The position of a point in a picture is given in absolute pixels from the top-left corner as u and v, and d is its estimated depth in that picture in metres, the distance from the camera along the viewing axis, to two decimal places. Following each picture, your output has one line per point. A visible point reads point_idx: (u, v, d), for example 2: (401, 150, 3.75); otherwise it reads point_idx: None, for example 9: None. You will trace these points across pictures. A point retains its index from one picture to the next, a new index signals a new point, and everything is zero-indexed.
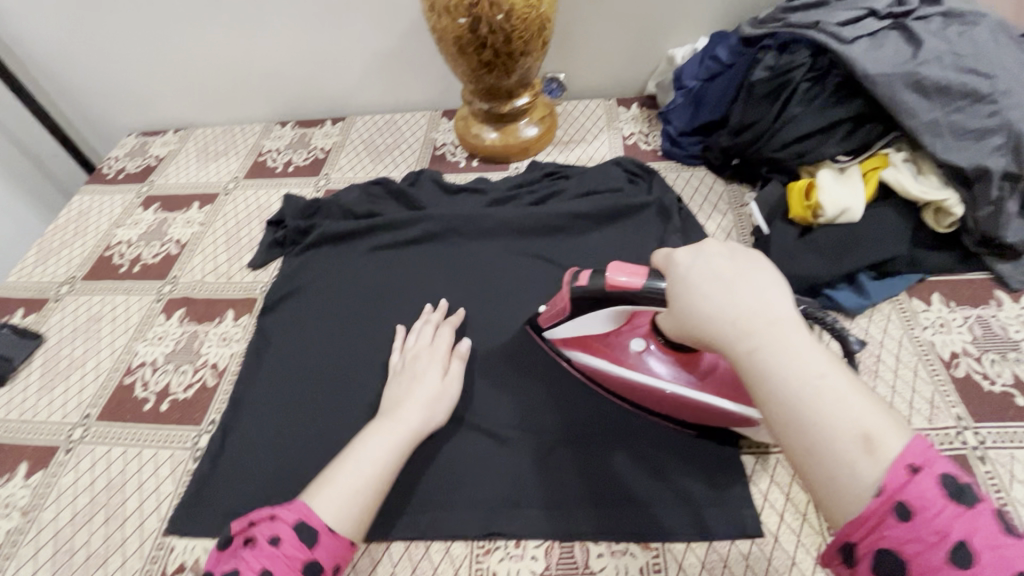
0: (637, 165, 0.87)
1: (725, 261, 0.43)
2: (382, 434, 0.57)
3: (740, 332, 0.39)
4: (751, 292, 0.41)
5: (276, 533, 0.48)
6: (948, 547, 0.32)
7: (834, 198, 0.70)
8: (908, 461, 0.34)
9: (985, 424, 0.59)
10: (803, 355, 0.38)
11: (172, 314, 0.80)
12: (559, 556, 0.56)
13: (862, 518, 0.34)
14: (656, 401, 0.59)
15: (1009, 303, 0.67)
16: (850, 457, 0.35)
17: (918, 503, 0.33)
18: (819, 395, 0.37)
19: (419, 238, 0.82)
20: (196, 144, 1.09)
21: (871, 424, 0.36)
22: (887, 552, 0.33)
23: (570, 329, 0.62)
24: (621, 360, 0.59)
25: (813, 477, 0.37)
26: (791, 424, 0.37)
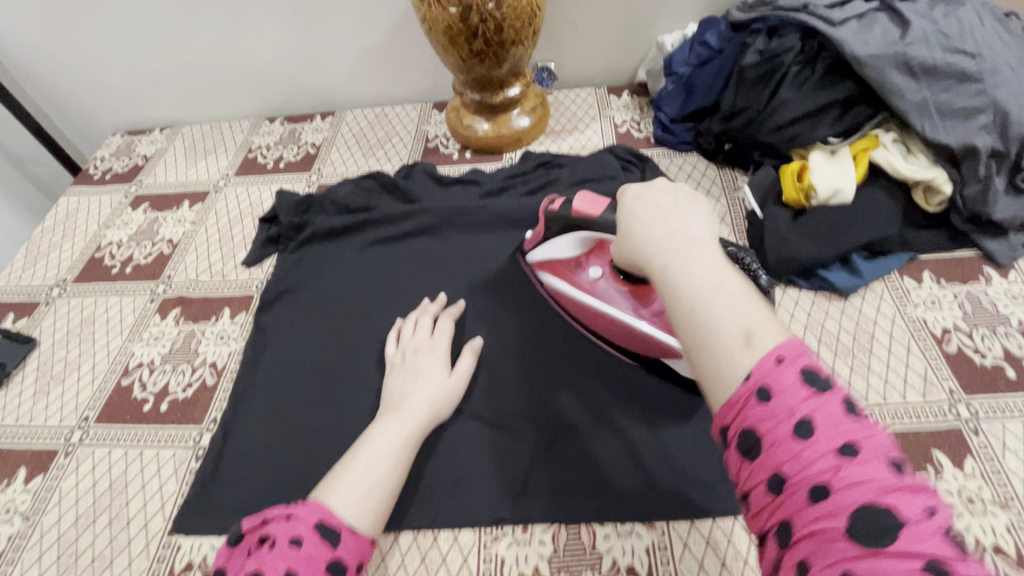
0: (629, 152, 0.88)
1: (665, 193, 0.46)
2: (391, 428, 0.58)
3: (658, 250, 0.42)
4: (678, 217, 0.43)
5: (296, 533, 0.48)
6: (796, 423, 0.32)
7: (825, 179, 0.71)
8: (778, 351, 0.34)
9: (977, 397, 0.60)
10: (708, 266, 0.39)
11: (167, 314, 0.79)
12: (567, 540, 0.56)
13: (728, 401, 0.35)
14: (605, 326, 0.65)
15: (997, 279, 0.69)
16: (730, 350, 0.35)
17: (776, 385, 0.33)
18: (713, 298, 0.37)
19: (415, 231, 0.82)
20: (184, 142, 1.08)
21: (755, 324, 0.36)
22: (746, 430, 0.34)
23: (544, 253, 0.70)
24: (577, 284, 0.66)
25: (701, 373, 0.37)
26: (685, 323, 0.38)
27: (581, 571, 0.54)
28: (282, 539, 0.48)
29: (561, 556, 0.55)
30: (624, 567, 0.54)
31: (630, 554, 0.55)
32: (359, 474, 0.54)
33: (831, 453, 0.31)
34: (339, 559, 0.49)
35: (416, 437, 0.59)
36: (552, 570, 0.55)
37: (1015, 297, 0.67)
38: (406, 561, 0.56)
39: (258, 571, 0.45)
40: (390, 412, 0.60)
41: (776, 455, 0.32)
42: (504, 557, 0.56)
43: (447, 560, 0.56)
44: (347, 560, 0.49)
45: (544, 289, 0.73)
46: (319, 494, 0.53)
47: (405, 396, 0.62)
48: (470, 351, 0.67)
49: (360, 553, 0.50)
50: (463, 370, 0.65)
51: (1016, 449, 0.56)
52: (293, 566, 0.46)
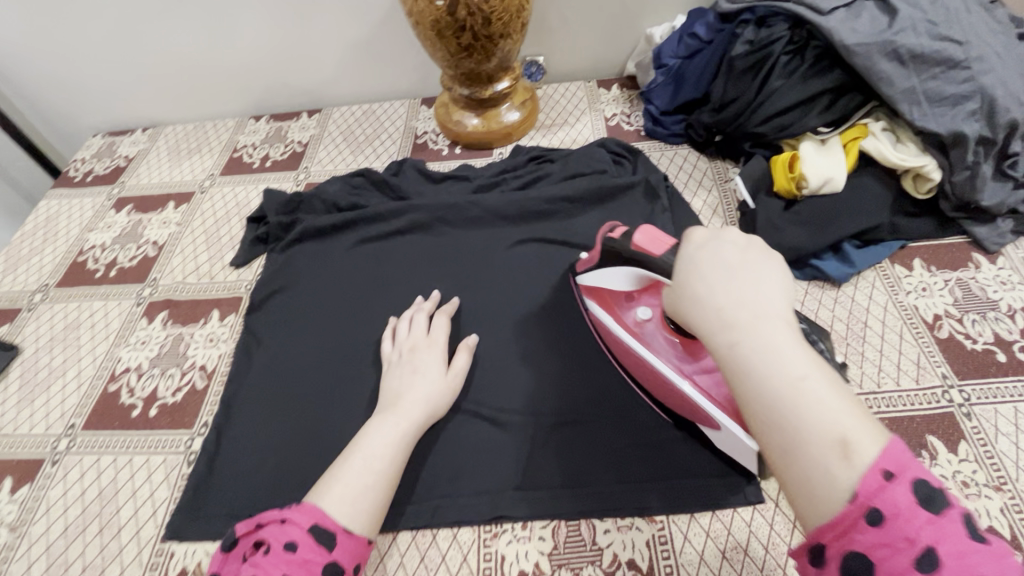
0: (621, 145, 0.87)
1: (733, 251, 0.40)
2: (384, 428, 0.57)
3: (724, 322, 0.37)
4: (748, 284, 0.38)
5: (290, 537, 0.47)
6: (917, 554, 0.29)
7: (816, 169, 0.72)
8: (883, 466, 0.31)
9: (969, 382, 0.61)
10: (788, 352, 0.35)
11: (154, 317, 0.78)
12: (566, 535, 0.56)
13: (831, 523, 0.32)
14: (642, 373, 0.59)
15: (986, 265, 0.70)
16: (825, 461, 0.32)
17: (890, 509, 0.30)
18: (800, 396, 0.34)
19: (406, 228, 0.81)
20: (167, 142, 1.06)
21: (850, 428, 0.33)
22: (856, 556, 0.31)
23: (592, 279, 0.63)
24: (623, 323, 0.60)
25: (790, 479, 0.34)
26: (765, 421, 0.35)
27: (581, 566, 0.54)
28: (275, 545, 0.47)
29: (561, 551, 0.55)
30: (625, 561, 0.54)
31: (630, 548, 0.54)
32: (355, 474, 0.53)
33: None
34: (335, 561, 0.48)
35: (413, 435, 0.58)
36: (552, 566, 0.54)
37: (1004, 282, 0.68)
38: (404, 562, 0.56)
39: None
40: (385, 411, 0.59)
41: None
42: (505, 555, 0.55)
43: (447, 559, 0.56)
44: (344, 563, 0.48)
45: (589, 315, 0.67)
46: (312, 497, 0.52)
47: (402, 394, 0.61)
48: (465, 348, 0.67)
49: (356, 554, 0.50)
50: (459, 367, 0.65)
51: (1008, 432, 0.57)
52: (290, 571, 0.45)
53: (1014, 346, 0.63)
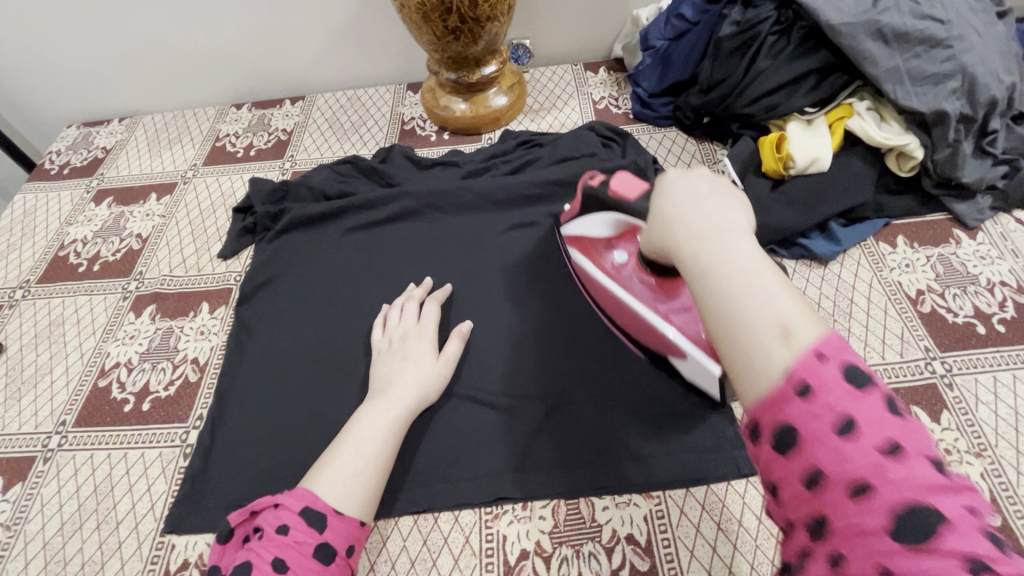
0: (610, 129, 0.87)
1: (704, 181, 0.42)
2: (379, 413, 0.58)
3: (690, 236, 0.39)
4: (715, 206, 0.40)
5: (283, 521, 0.49)
6: (837, 421, 0.31)
7: (803, 149, 0.73)
8: (817, 348, 0.33)
9: (951, 354, 0.63)
10: (745, 255, 0.37)
11: (142, 311, 0.77)
12: (566, 513, 0.57)
13: (765, 399, 0.33)
14: (618, 312, 0.62)
15: (966, 241, 0.72)
16: (766, 345, 0.34)
17: (818, 383, 0.32)
18: (750, 290, 0.35)
19: (396, 215, 0.80)
20: (146, 132, 1.03)
21: (792, 317, 0.34)
22: (783, 427, 0.33)
23: (575, 228, 0.67)
24: (601, 266, 0.62)
25: (733, 367, 0.35)
26: (715, 314, 0.36)
27: (582, 542, 0.55)
28: (269, 529, 0.48)
29: (561, 529, 0.56)
30: (623, 535, 0.55)
31: (629, 524, 0.56)
32: (347, 458, 0.54)
33: (874, 452, 0.30)
34: (327, 542, 0.49)
35: (406, 418, 0.59)
36: (553, 544, 0.55)
37: (983, 257, 0.70)
38: (407, 545, 0.56)
39: (248, 563, 0.46)
40: (377, 397, 0.60)
41: (815, 452, 0.32)
42: (506, 534, 0.56)
43: (449, 540, 0.56)
44: (336, 544, 0.49)
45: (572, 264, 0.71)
46: (306, 481, 0.52)
47: (393, 379, 0.61)
48: (458, 335, 0.67)
49: (349, 536, 0.50)
50: (451, 353, 0.65)
51: (988, 401, 0.59)
52: (283, 554, 0.47)
53: (993, 318, 0.65)
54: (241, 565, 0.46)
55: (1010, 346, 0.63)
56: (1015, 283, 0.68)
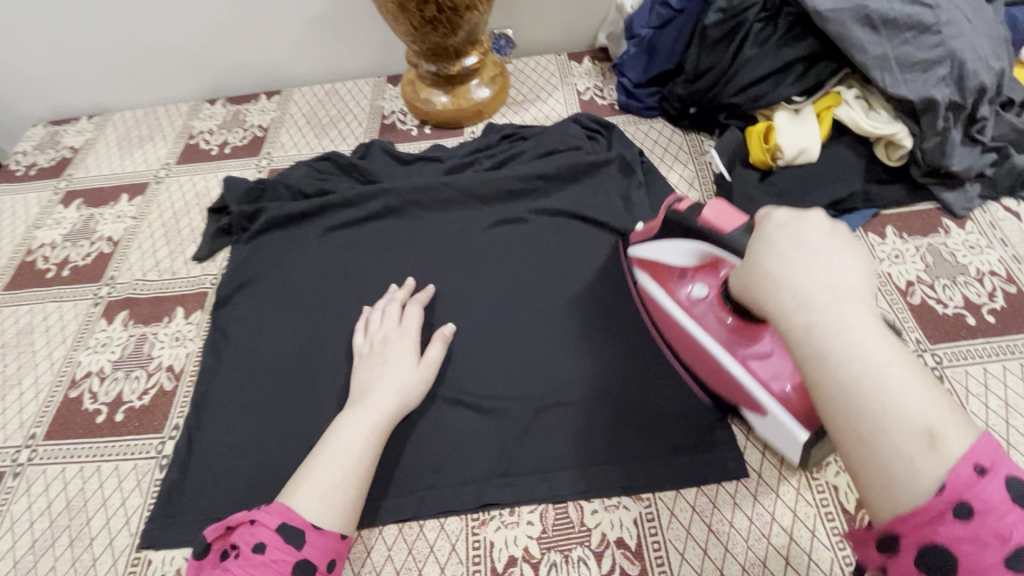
0: (595, 120, 0.85)
1: (817, 234, 0.38)
2: (358, 422, 0.56)
3: (803, 304, 0.35)
4: (833, 269, 0.36)
5: (259, 539, 0.47)
6: (1010, 551, 0.28)
7: (790, 139, 0.71)
8: (975, 460, 0.29)
9: (940, 346, 0.62)
10: (871, 335, 0.33)
11: (114, 317, 0.74)
12: (555, 518, 0.56)
13: (912, 512, 0.30)
14: (688, 350, 0.58)
15: (955, 230, 0.71)
16: (906, 449, 0.30)
17: (981, 503, 0.29)
18: (886, 383, 0.31)
19: (377, 213, 0.78)
20: (116, 130, 0.99)
21: (939, 419, 0.31)
22: (936, 547, 0.29)
23: (650, 250, 0.62)
24: (675, 297, 0.59)
25: (864, 469, 0.32)
26: (842, 407, 0.32)
27: (571, 547, 0.54)
28: (246, 547, 0.47)
29: (550, 535, 0.55)
30: (613, 540, 0.54)
31: (619, 527, 0.55)
32: (326, 469, 0.52)
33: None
34: (306, 560, 0.47)
35: (385, 426, 0.57)
36: (542, 550, 0.54)
37: (972, 246, 0.69)
38: (392, 555, 0.55)
39: None
40: (354, 404, 0.58)
41: None
42: (493, 541, 0.55)
43: (436, 549, 0.55)
44: (315, 560, 0.48)
45: (636, 288, 0.66)
46: (284, 495, 0.51)
47: (371, 387, 0.59)
48: (439, 338, 0.65)
49: (330, 550, 0.49)
50: (433, 358, 0.63)
51: (977, 393, 0.59)
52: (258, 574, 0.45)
53: (983, 309, 0.64)
54: None
55: (1000, 337, 0.62)
56: (1004, 272, 0.67)
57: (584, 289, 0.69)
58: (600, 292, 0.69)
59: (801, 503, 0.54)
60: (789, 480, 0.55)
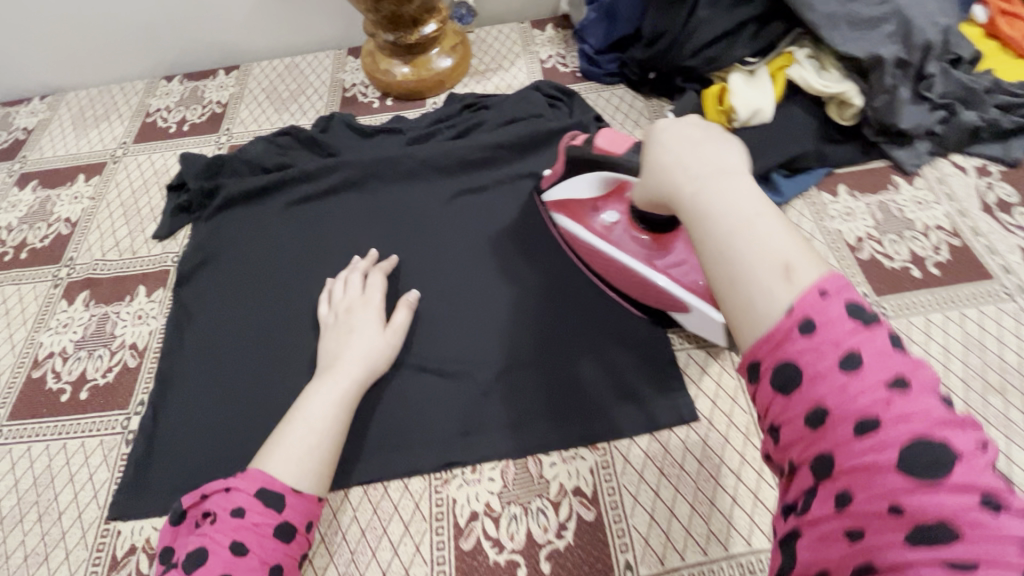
0: (556, 88, 0.85)
1: (698, 129, 0.41)
2: (326, 390, 0.57)
3: (687, 180, 0.37)
4: (713, 151, 0.38)
5: (236, 504, 0.48)
6: (841, 354, 0.29)
7: (745, 100, 0.72)
8: (824, 284, 0.31)
9: (886, 298, 0.65)
10: (742, 196, 0.35)
11: (75, 298, 0.73)
12: (515, 473, 0.58)
13: (765, 335, 0.31)
14: (613, 272, 0.64)
15: (904, 187, 0.73)
16: (767, 283, 0.31)
17: (821, 317, 0.30)
18: (749, 228, 0.33)
19: (338, 186, 0.78)
20: (71, 110, 0.97)
21: (794, 256, 0.32)
22: (783, 364, 0.30)
23: (560, 192, 0.66)
24: (591, 228, 0.64)
25: (732, 313, 0.33)
26: (710, 253, 0.34)
27: (530, 499, 0.56)
28: (225, 512, 0.48)
29: (510, 489, 0.57)
30: (570, 489, 0.57)
31: (576, 476, 0.57)
32: (299, 436, 0.53)
33: (881, 385, 0.28)
34: (286, 521, 0.49)
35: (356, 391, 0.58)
36: (502, 504, 0.56)
37: (920, 202, 0.71)
38: (358, 515, 0.57)
39: (204, 548, 0.46)
40: (324, 371, 0.59)
41: (819, 389, 0.29)
42: (455, 498, 0.57)
43: (399, 508, 0.57)
44: (296, 521, 0.49)
45: (556, 230, 0.70)
46: (256, 462, 0.51)
47: (340, 354, 0.60)
48: (405, 305, 0.65)
49: (308, 512, 0.51)
50: (399, 323, 0.64)
51: (919, 341, 0.61)
52: (242, 537, 0.47)
53: (928, 262, 0.67)
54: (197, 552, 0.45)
55: (942, 288, 0.65)
56: (949, 227, 0.69)
57: (542, 253, 0.70)
58: (560, 256, 0.70)
59: (749, 447, 0.57)
60: (739, 427, 0.58)
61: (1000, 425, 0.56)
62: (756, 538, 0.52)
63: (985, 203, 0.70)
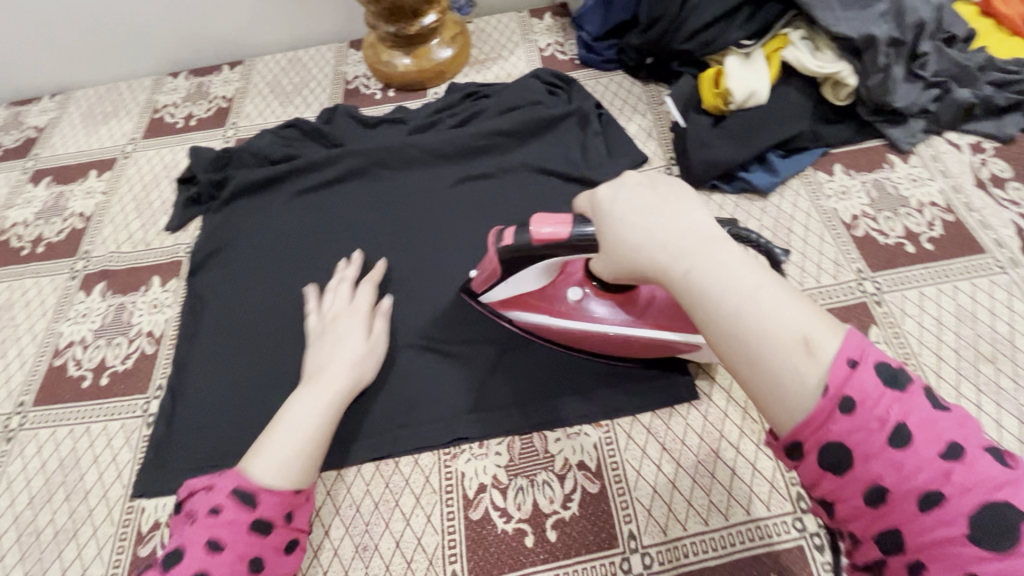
0: (555, 75, 0.86)
1: (651, 191, 0.42)
2: (309, 399, 0.57)
3: (668, 254, 0.38)
4: (677, 217, 0.40)
5: (214, 502, 0.48)
6: (889, 433, 0.31)
7: (740, 82, 0.73)
8: (847, 354, 0.33)
9: (880, 273, 0.66)
10: (735, 269, 0.36)
11: (92, 289, 0.76)
12: (521, 448, 0.60)
13: (805, 420, 0.33)
14: (599, 343, 0.60)
15: (899, 165, 0.74)
16: (791, 361, 0.34)
17: (859, 395, 0.32)
18: (755, 302, 0.35)
19: (343, 176, 0.80)
20: (80, 108, 0.99)
21: (808, 327, 0.34)
22: (832, 445, 0.33)
23: (503, 291, 0.60)
24: (560, 313, 0.58)
25: (762, 393, 0.35)
26: (735, 342, 0.35)
27: (536, 472, 0.58)
28: (200, 510, 0.48)
29: (517, 463, 0.59)
30: (574, 463, 0.59)
31: (579, 451, 0.59)
32: (282, 442, 0.53)
33: (933, 457, 0.31)
34: (262, 518, 0.49)
35: (340, 402, 0.58)
36: (509, 476, 0.58)
37: (914, 179, 0.73)
38: (370, 489, 0.59)
39: (179, 546, 0.46)
40: (307, 382, 0.59)
41: (873, 467, 0.32)
42: (464, 472, 0.59)
43: (410, 482, 0.59)
44: (271, 517, 0.49)
45: (515, 325, 0.64)
46: (240, 463, 0.52)
47: (325, 365, 0.60)
48: (380, 313, 0.66)
49: (285, 508, 0.51)
50: (379, 330, 0.64)
51: (913, 314, 0.63)
52: (215, 533, 0.47)
53: (922, 237, 0.68)
54: (173, 550, 0.46)
55: (936, 263, 0.66)
56: (943, 203, 0.70)
57: None
58: None
59: (747, 419, 0.59)
60: (737, 401, 0.60)
61: (991, 393, 0.58)
62: (756, 507, 0.54)
63: (978, 179, 0.72)
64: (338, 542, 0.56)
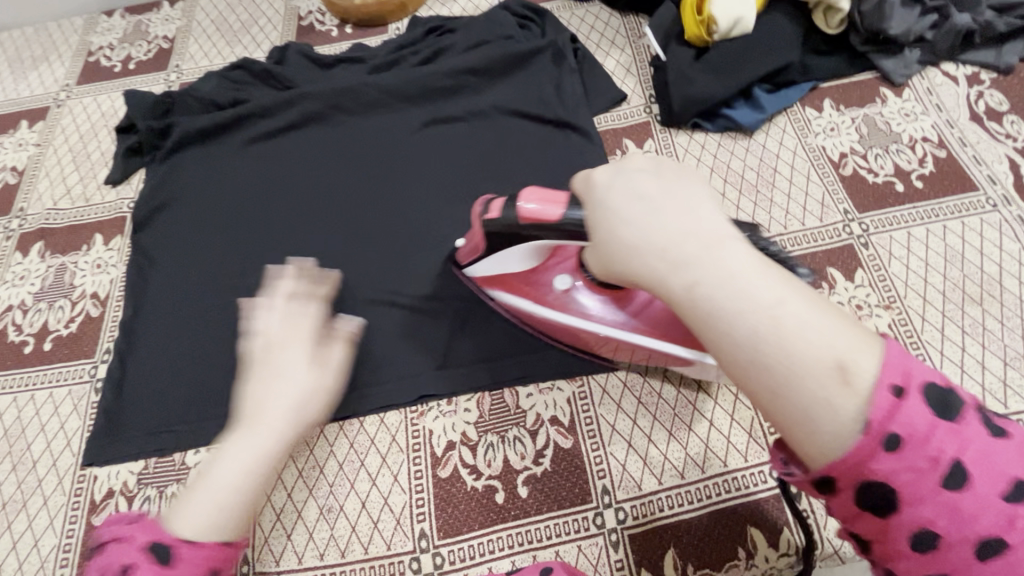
0: (526, 7, 0.79)
1: (648, 181, 0.35)
2: (245, 440, 0.45)
3: (668, 261, 0.32)
4: (678, 214, 0.33)
5: (123, 561, 0.39)
6: (944, 472, 0.28)
7: (725, 9, 0.67)
8: (891, 382, 0.28)
9: (868, 215, 0.63)
10: (751, 279, 0.30)
11: (29, 249, 0.70)
12: (491, 404, 0.57)
13: (844, 459, 0.28)
14: (585, 339, 0.55)
15: (892, 98, 0.69)
16: (824, 392, 0.28)
17: (908, 430, 0.27)
18: (778, 320, 0.29)
19: (298, 121, 0.73)
20: (4, 51, 0.89)
21: (843, 350, 0.29)
22: (873, 486, 0.28)
23: (487, 267, 0.55)
24: (544, 301, 0.54)
25: (789, 427, 0.30)
26: (758, 370, 0.29)
27: (507, 429, 0.56)
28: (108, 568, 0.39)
29: (486, 420, 0.57)
30: (547, 419, 0.56)
31: (552, 406, 0.57)
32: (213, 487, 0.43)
33: (993, 498, 0.28)
34: None
35: (283, 449, 0.46)
36: (479, 433, 0.56)
37: (907, 114, 0.68)
38: (335, 450, 0.56)
39: None
40: (241, 421, 0.47)
41: (923, 510, 0.28)
42: (432, 430, 0.57)
43: (376, 442, 0.57)
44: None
45: (499, 306, 0.60)
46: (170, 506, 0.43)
47: (268, 399, 0.47)
48: (341, 335, 0.54)
49: (208, 562, 0.40)
50: (334, 354, 0.52)
51: (900, 257, 0.60)
52: None
53: (912, 175, 0.64)
54: None
55: (926, 202, 0.63)
56: (936, 137, 0.67)
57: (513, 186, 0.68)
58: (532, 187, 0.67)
59: None
60: None
61: (977, 334, 0.56)
62: (732, 458, 0.53)
63: (974, 112, 0.68)
64: (302, 505, 0.54)
